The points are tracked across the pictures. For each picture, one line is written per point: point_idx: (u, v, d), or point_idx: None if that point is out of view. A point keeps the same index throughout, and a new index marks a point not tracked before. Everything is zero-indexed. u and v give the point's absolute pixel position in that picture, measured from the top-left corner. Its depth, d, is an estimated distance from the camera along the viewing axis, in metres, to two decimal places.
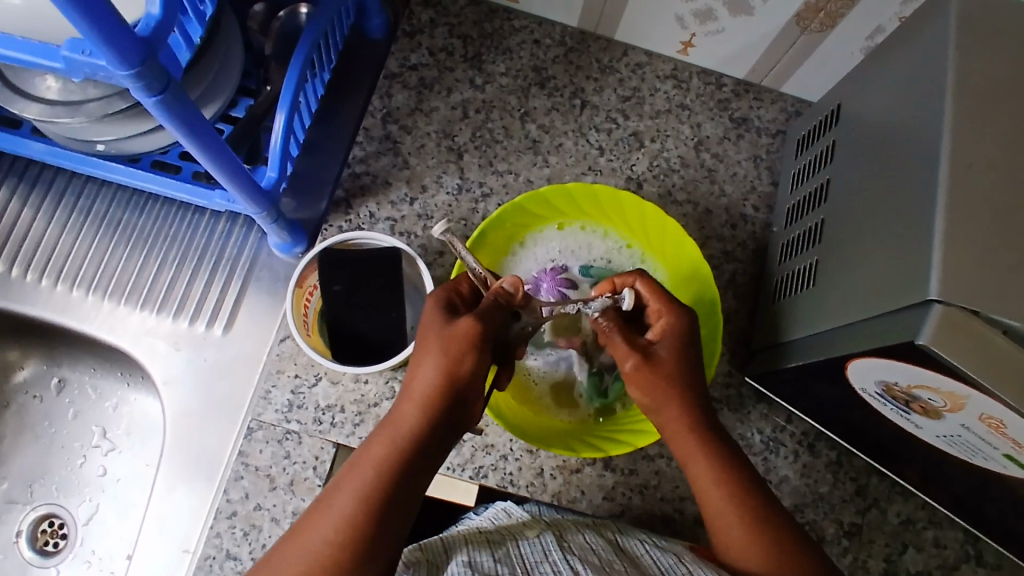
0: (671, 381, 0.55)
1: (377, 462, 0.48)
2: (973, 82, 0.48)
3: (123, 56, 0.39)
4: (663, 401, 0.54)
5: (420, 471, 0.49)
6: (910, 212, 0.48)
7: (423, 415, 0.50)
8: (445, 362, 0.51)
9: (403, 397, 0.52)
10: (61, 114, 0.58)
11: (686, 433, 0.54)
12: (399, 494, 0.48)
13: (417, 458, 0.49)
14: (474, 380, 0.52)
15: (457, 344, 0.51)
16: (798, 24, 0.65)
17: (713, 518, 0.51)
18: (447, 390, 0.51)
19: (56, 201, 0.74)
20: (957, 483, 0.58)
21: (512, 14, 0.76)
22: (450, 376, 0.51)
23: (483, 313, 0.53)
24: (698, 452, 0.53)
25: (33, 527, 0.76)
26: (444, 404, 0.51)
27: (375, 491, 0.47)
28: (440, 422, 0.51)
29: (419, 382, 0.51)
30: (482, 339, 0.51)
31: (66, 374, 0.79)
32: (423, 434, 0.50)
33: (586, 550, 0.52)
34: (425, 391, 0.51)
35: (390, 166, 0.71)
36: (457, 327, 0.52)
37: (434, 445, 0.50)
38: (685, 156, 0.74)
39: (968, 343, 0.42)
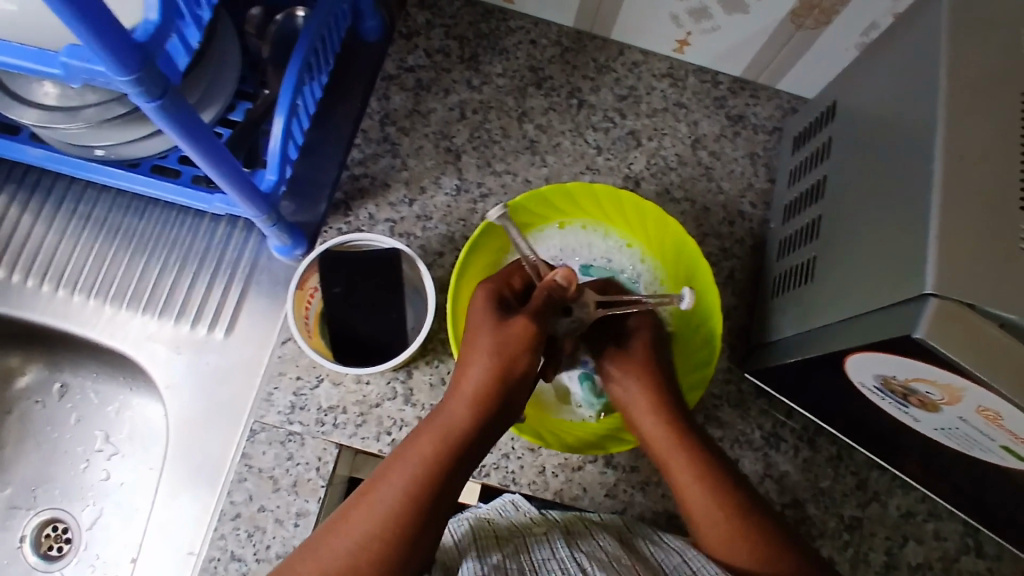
0: (642, 379, 0.60)
1: (423, 456, 0.52)
2: (966, 76, 0.48)
3: (121, 62, 0.39)
4: (637, 397, 0.60)
5: (463, 468, 0.52)
6: (905, 206, 0.49)
7: (471, 413, 0.54)
8: (495, 363, 0.54)
9: (452, 394, 0.55)
10: (60, 120, 0.59)
11: (663, 436, 0.58)
12: (444, 489, 0.51)
13: (463, 454, 0.53)
14: (523, 382, 0.55)
15: (512, 345, 0.55)
16: (793, 21, 0.66)
17: (690, 512, 0.55)
18: (496, 391, 0.54)
19: (56, 206, 0.74)
20: (956, 475, 0.58)
21: (508, 15, 0.77)
22: (499, 377, 0.54)
23: (538, 313, 0.57)
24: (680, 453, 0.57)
25: (37, 532, 0.76)
26: (491, 406, 0.54)
27: (421, 483, 0.50)
28: (487, 423, 0.54)
29: (469, 379, 0.54)
30: (535, 343, 0.56)
31: (68, 380, 0.79)
32: (469, 432, 0.53)
33: (593, 547, 0.54)
34: (475, 391, 0.54)
35: (388, 167, 0.72)
36: (512, 330, 0.55)
37: (478, 444, 0.54)
38: (682, 154, 0.74)
39: (964, 335, 0.43)
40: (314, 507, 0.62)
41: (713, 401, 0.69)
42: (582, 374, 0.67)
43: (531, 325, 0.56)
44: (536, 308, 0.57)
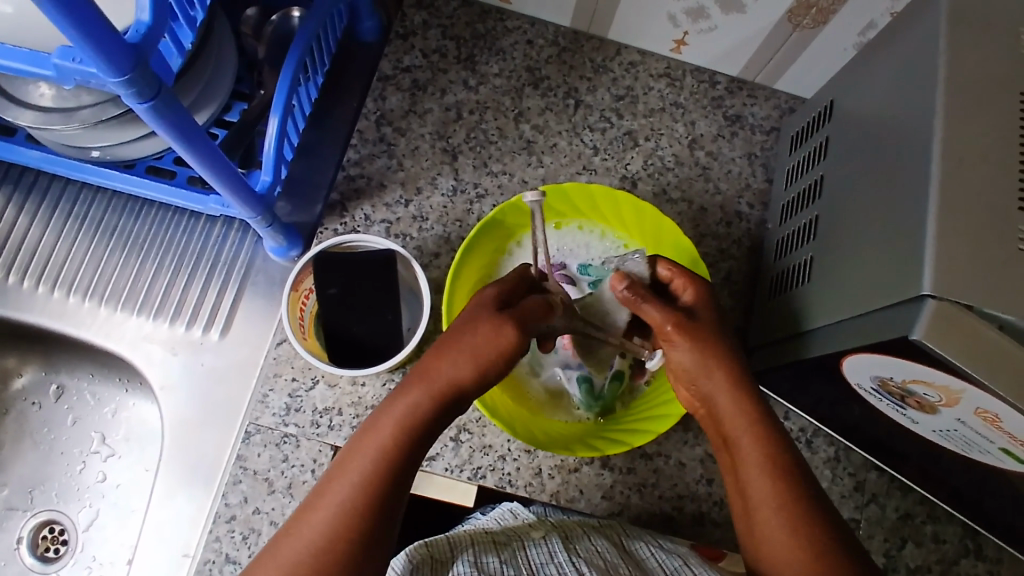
0: (717, 354, 0.55)
1: (376, 452, 0.49)
2: (965, 75, 0.48)
3: (113, 63, 0.39)
4: (711, 371, 0.55)
5: (414, 464, 0.50)
6: (903, 207, 0.48)
7: (427, 407, 0.51)
8: (457, 359, 0.52)
9: (407, 386, 0.52)
10: (56, 121, 0.59)
11: (738, 418, 0.53)
12: (394, 489, 0.48)
13: (415, 449, 0.50)
14: (481, 376, 0.52)
15: (484, 347, 0.52)
16: (790, 21, 0.66)
17: (756, 498, 0.51)
18: (451, 384, 0.52)
19: (52, 207, 0.74)
20: (955, 477, 0.58)
21: (504, 15, 0.76)
22: (458, 371, 0.52)
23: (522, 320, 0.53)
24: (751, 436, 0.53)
25: (33, 533, 0.76)
26: (447, 399, 0.52)
27: (372, 483, 0.48)
28: (441, 415, 0.52)
29: (429, 372, 0.52)
30: (507, 347, 0.52)
31: (65, 381, 0.79)
32: (426, 427, 0.51)
33: (591, 552, 0.54)
34: (436, 383, 0.51)
35: (384, 168, 0.71)
36: (486, 330, 0.52)
37: (431, 437, 0.51)
38: (679, 154, 0.74)
39: (961, 337, 0.42)
40: None
41: None
42: (580, 376, 0.65)
43: (517, 333, 0.52)
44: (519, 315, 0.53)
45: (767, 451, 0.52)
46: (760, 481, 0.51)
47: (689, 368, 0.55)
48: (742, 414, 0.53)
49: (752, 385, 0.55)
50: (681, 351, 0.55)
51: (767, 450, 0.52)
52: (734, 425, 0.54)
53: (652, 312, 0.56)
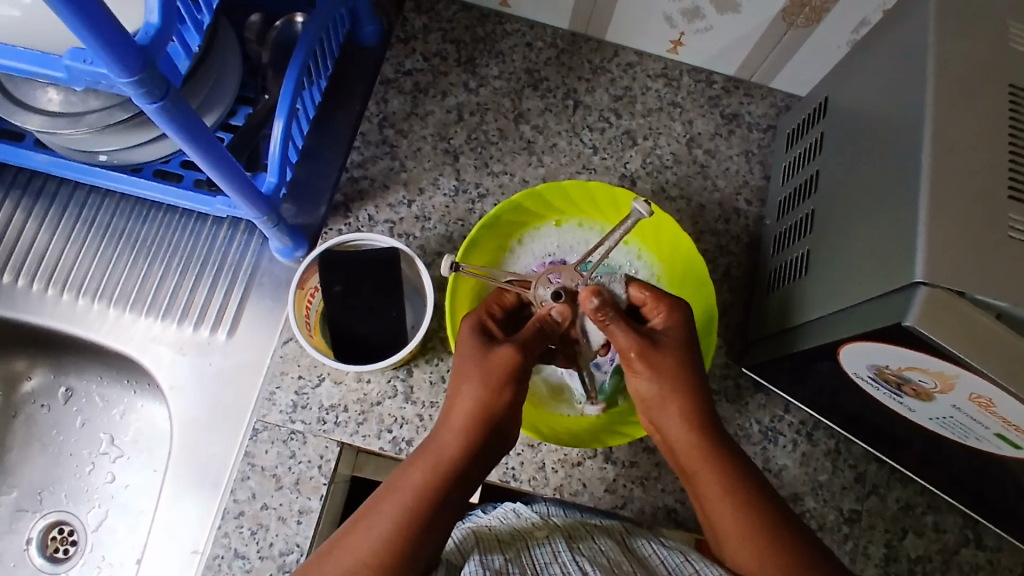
0: (675, 381, 0.54)
1: (414, 486, 0.49)
2: (954, 67, 0.49)
3: (123, 63, 0.40)
4: (669, 401, 0.54)
5: (459, 495, 0.50)
6: (895, 197, 0.49)
7: (463, 443, 0.51)
8: (486, 396, 0.52)
9: (442, 424, 0.53)
10: (64, 125, 0.60)
11: (693, 445, 0.54)
12: (439, 516, 0.49)
13: (455, 482, 0.50)
14: (512, 416, 0.53)
15: (499, 375, 0.52)
16: (784, 19, 0.67)
17: (722, 529, 0.51)
18: (489, 419, 0.52)
19: (61, 212, 0.76)
20: (953, 465, 0.59)
21: (504, 18, 0.78)
22: (489, 408, 0.52)
23: (527, 343, 0.54)
24: (709, 470, 0.53)
25: (44, 534, 0.77)
26: (483, 434, 0.52)
27: (414, 515, 0.48)
28: (480, 450, 0.52)
29: (460, 410, 0.52)
30: (522, 374, 0.53)
31: (73, 384, 0.80)
32: (465, 461, 0.51)
33: (595, 551, 0.54)
34: (465, 420, 0.52)
35: (387, 169, 0.73)
36: (497, 358, 0.52)
37: (472, 473, 0.52)
38: (677, 152, 0.75)
39: (953, 322, 0.43)
40: (316, 504, 0.63)
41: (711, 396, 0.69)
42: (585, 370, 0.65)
43: (519, 355, 0.52)
44: (523, 337, 0.54)
45: (727, 474, 0.52)
46: (726, 514, 0.51)
47: (649, 395, 0.55)
48: (697, 441, 0.54)
49: (707, 411, 0.55)
50: (642, 377, 0.55)
51: (728, 481, 0.52)
52: (692, 457, 0.53)
53: (614, 334, 0.55)
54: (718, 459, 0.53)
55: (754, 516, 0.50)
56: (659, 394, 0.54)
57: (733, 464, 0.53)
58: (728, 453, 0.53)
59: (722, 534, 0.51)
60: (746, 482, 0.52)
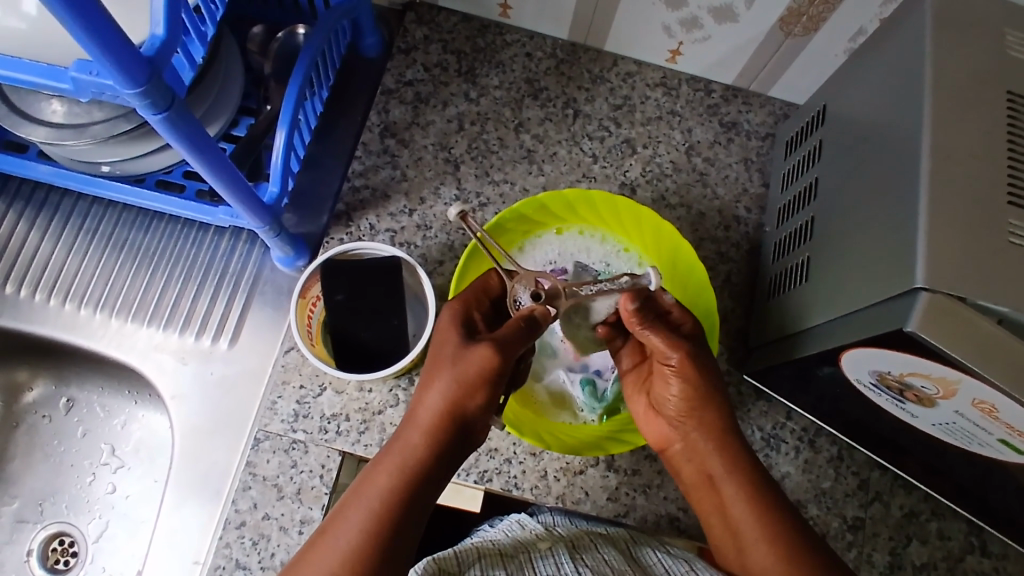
0: (708, 387, 0.57)
1: (380, 490, 0.49)
2: (950, 75, 0.49)
3: (128, 75, 0.41)
4: (703, 407, 0.57)
5: (424, 498, 0.50)
6: (895, 204, 0.50)
7: (428, 443, 0.51)
8: (456, 395, 0.51)
9: (408, 423, 0.52)
10: (67, 137, 0.61)
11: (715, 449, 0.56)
12: (405, 522, 0.48)
13: (422, 485, 0.50)
14: (481, 415, 0.52)
15: (472, 375, 0.51)
16: (782, 29, 0.67)
17: (744, 531, 0.52)
18: (457, 420, 0.51)
19: (63, 223, 0.76)
20: (956, 471, 0.59)
21: (503, 29, 0.78)
22: (458, 409, 0.51)
23: (502, 339, 0.51)
24: (735, 474, 0.55)
25: (44, 545, 0.76)
26: (450, 436, 0.51)
27: (381, 521, 0.47)
28: (447, 451, 0.51)
29: (427, 409, 0.51)
30: (498, 373, 0.51)
31: (74, 394, 0.80)
32: (432, 463, 0.50)
33: (598, 561, 0.54)
34: (431, 419, 0.51)
35: (388, 179, 0.73)
36: (474, 356, 0.51)
37: (439, 474, 0.51)
38: (677, 161, 0.76)
39: (954, 328, 0.43)
40: (318, 515, 0.63)
41: None
42: (582, 379, 0.67)
43: (495, 354, 0.50)
44: (500, 334, 0.51)
45: (748, 478, 0.54)
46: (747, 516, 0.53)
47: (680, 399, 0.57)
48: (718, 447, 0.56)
49: (727, 418, 0.57)
50: (679, 379, 0.57)
51: (753, 487, 0.54)
52: (715, 464, 0.56)
53: (654, 339, 0.56)
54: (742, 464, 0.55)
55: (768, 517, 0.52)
56: (691, 400, 0.57)
57: (752, 469, 0.55)
58: (746, 458, 0.56)
59: (746, 539, 0.52)
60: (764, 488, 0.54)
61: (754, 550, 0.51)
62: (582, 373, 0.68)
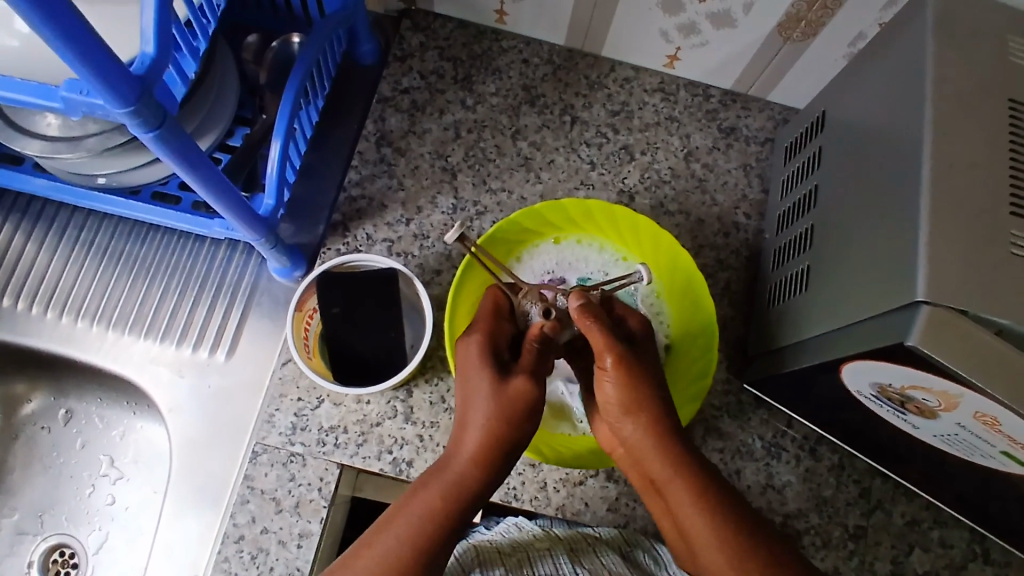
0: (645, 388, 0.55)
1: (425, 512, 0.50)
2: (951, 83, 0.49)
3: (118, 94, 0.40)
4: (636, 407, 0.55)
5: (467, 521, 0.52)
6: (895, 215, 0.49)
7: (474, 471, 0.52)
8: (500, 423, 0.53)
9: (454, 448, 0.54)
10: (61, 149, 0.60)
11: (652, 453, 0.54)
12: (448, 543, 0.50)
13: (464, 511, 0.51)
14: (523, 444, 0.54)
15: (516, 406, 0.53)
16: (781, 34, 0.67)
17: (696, 541, 0.50)
18: (501, 448, 0.53)
19: (59, 234, 0.75)
20: (959, 481, 0.58)
21: (500, 35, 0.78)
22: (503, 438, 0.53)
23: (534, 370, 0.56)
24: (675, 480, 0.52)
25: (44, 557, 0.76)
26: (496, 462, 0.53)
27: (427, 542, 0.49)
28: (494, 477, 0.53)
29: (471, 438, 0.53)
30: (537, 404, 0.54)
31: (73, 405, 0.80)
32: (477, 490, 0.52)
33: (597, 565, 0.56)
34: (476, 447, 0.53)
35: (385, 188, 0.72)
36: (514, 389, 0.54)
37: (482, 500, 0.53)
38: (675, 167, 0.75)
39: (955, 342, 0.43)
40: (316, 528, 0.62)
41: (713, 412, 0.69)
42: (583, 390, 0.66)
43: (532, 386, 0.54)
44: (530, 364, 0.55)
45: (697, 484, 0.52)
46: (695, 525, 0.50)
47: (616, 399, 0.55)
48: (656, 451, 0.54)
49: (671, 420, 0.55)
50: (615, 380, 0.55)
51: (698, 494, 0.51)
52: (658, 470, 0.53)
53: (597, 339, 0.53)
54: (683, 468, 0.53)
55: (727, 529, 0.50)
56: (628, 403, 0.55)
57: (697, 475, 0.52)
58: (688, 463, 0.53)
59: (697, 551, 0.50)
60: (714, 496, 0.51)
61: (711, 561, 0.49)
62: (582, 385, 0.67)
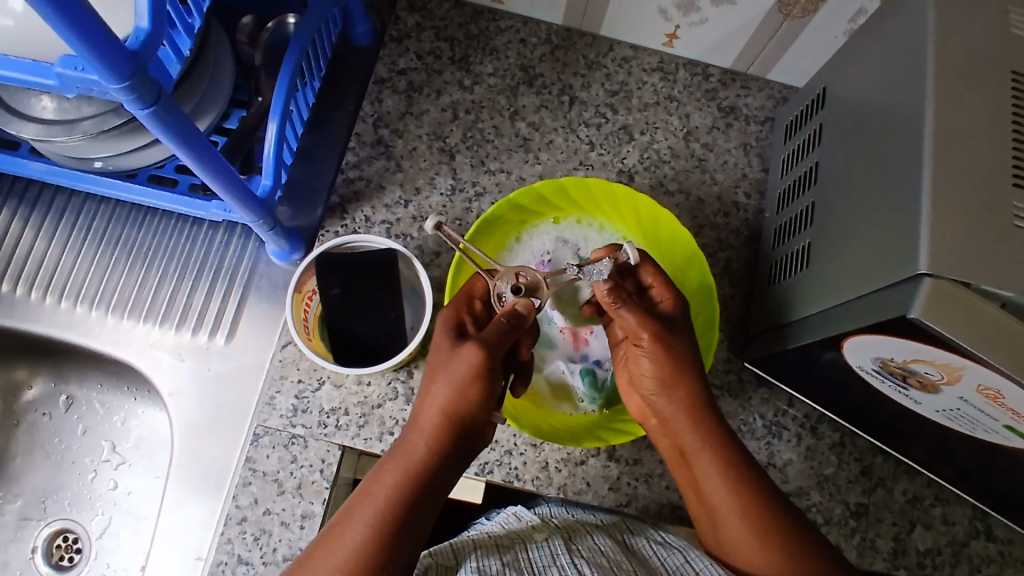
0: (682, 367, 0.57)
1: (389, 490, 0.51)
2: (952, 54, 0.48)
3: (112, 69, 0.40)
4: (674, 381, 0.57)
5: (430, 496, 0.52)
6: (896, 189, 0.49)
7: (431, 444, 0.53)
8: (453, 394, 0.53)
9: (412, 427, 0.55)
10: (58, 133, 0.60)
11: (684, 427, 0.56)
12: (413, 518, 0.50)
13: (428, 485, 0.52)
14: (481, 414, 0.54)
15: (463, 374, 0.53)
16: (780, 10, 0.66)
17: (720, 511, 0.53)
18: (455, 419, 0.54)
19: (57, 219, 0.75)
20: (961, 457, 0.58)
21: (497, 15, 0.77)
22: (456, 408, 0.53)
23: (490, 340, 0.54)
24: (707, 451, 0.55)
25: (47, 542, 0.77)
26: (451, 435, 0.54)
27: (386, 521, 0.49)
28: (450, 448, 0.54)
29: (428, 412, 0.54)
30: (489, 370, 0.53)
31: (74, 391, 0.80)
32: (435, 462, 0.53)
33: (594, 552, 0.54)
34: (433, 421, 0.54)
35: (383, 170, 0.72)
36: (463, 357, 0.53)
37: (445, 472, 0.53)
38: (675, 147, 0.75)
39: (958, 313, 0.42)
40: (319, 509, 0.63)
41: (713, 391, 0.69)
42: (582, 368, 0.66)
43: (482, 353, 0.53)
44: (488, 337, 0.54)
45: (722, 456, 0.54)
46: (722, 492, 0.53)
47: (652, 373, 0.58)
48: (687, 424, 0.56)
49: (705, 398, 0.57)
50: (650, 356, 0.57)
51: (725, 464, 0.54)
52: (687, 440, 0.56)
53: (628, 318, 0.57)
54: (712, 439, 0.55)
55: (749, 498, 0.53)
56: (663, 377, 0.57)
57: (727, 450, 0.55)
58: (718, 436, 0.55)
59: (721, 517, 0.53)
60: (738, 466, 0.54)
61: (733, 532, 0.52)
62: (582, 363, 0.67)
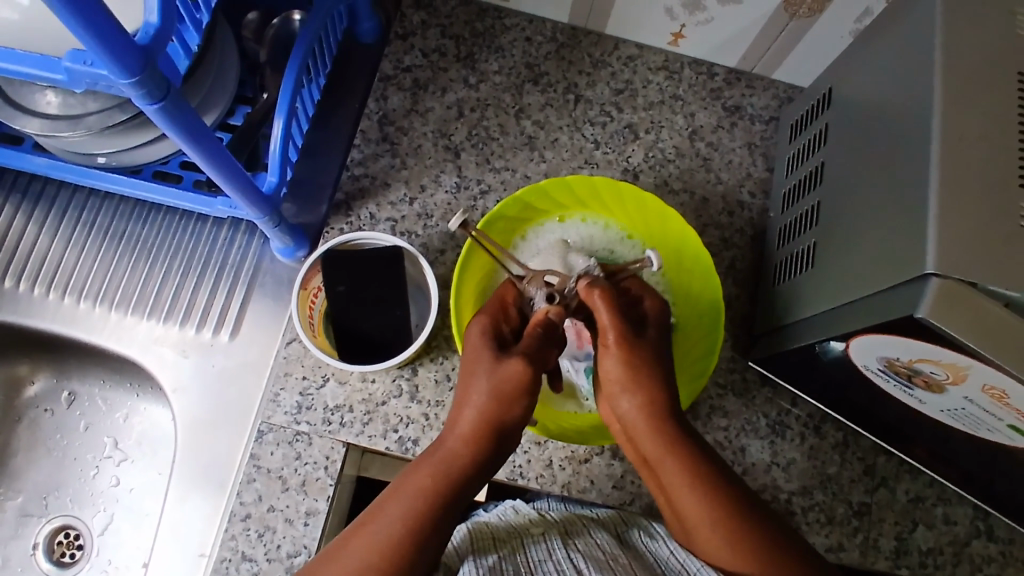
0: (652, 371, 0.57)
1: (419, 490, 0.50)
2: (960, 53, 0.48)
3: (123, 64, 0.39)
4: (637, 383, 0.56)
5: (461, 500, 0.51)
6: (903, 189, 0.49)
7: (468, 452, 0.53)
8: (494, 404, 0.54)
9: (448, 432, 0.55)
10: (63, 128, 0.60)
11: (646, 432, 0.56)
12: (442, 524, 0.49)
13: (460, 492, 0.51)
14: (517, 428, 0.55)
15: (509, 388, 0.54)
16: (787, 10, 0.66)
17: (691, 518, 0.51)
18: (493, 430, 0.54)
19: (61, 215, 0.75)
20: (964, 458, 0.59)
21: (503, 13, 0.77)
22: (495, 418, 0.54)
23: (531, 353, 0.56)
24: (668, 458, 0.54)
25: (49, 539, 0.76)
26: (488, 445, 0.54)
27: (417, 523, 0.48)
28: (485, 460, 0.53)
29: (466, 420, 0.54)
30: (530, 386, 0.55)
31: (76, 388, 0.79)
32: (469, 469, 0.53)
33: (590, 546, 0.54)
34: (470, 429, 0.54)
35: (388, 167, 0.72)
36: (507, 369, 0.54)
37: (475, 482, 0.53)
38: (679, 145, 0.75)
39: (965, 313, 0.42)
40: (323, 506, 0.62)
41: (717, 390, 0.70)
42: (587, 367, 0.66)
43: (527, 368, 0.54)
44: (529, 350, 0.56)
45: (698, 464, 0.53)
46: (690, 500, 0.51)
47: (616, 375, 0.57)
48: (646, 429, 0.56)
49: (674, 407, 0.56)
50: (616, 355, 0.57)
51: (707, 473, 0.53)
52: (650, 447, 0.55)
53: (601, 315, 0.58)
54: (677, 447, 0.54)
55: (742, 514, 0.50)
56: (630, 377, 0.57)
57: (702, 461, 0.53)
58: (690, 442, 0.55)
59: (694, 526, 0.51)
60: (719, 476, 0.52)
61: (713, 543, 0.50)
62: (587, 361, 0.67)
